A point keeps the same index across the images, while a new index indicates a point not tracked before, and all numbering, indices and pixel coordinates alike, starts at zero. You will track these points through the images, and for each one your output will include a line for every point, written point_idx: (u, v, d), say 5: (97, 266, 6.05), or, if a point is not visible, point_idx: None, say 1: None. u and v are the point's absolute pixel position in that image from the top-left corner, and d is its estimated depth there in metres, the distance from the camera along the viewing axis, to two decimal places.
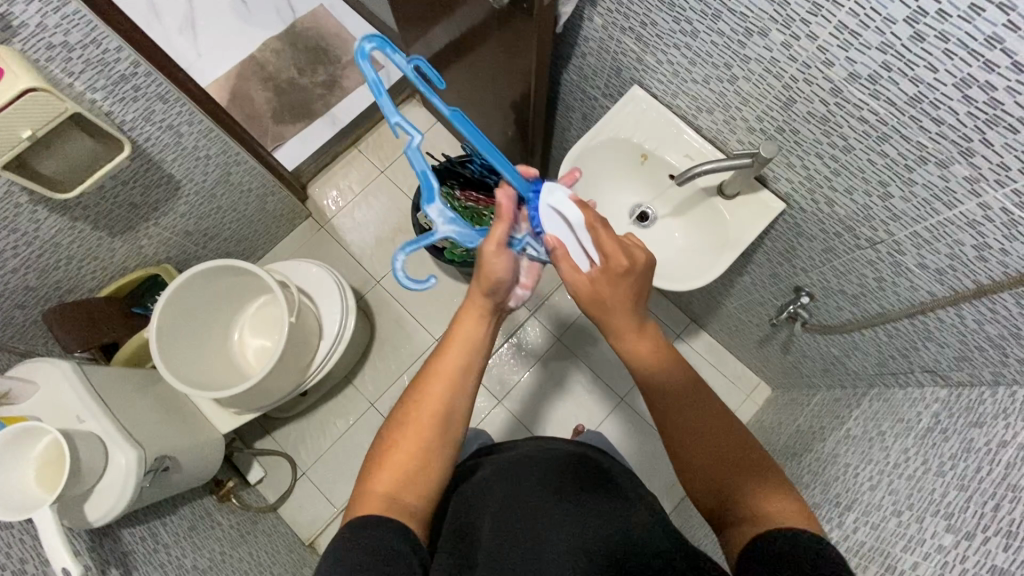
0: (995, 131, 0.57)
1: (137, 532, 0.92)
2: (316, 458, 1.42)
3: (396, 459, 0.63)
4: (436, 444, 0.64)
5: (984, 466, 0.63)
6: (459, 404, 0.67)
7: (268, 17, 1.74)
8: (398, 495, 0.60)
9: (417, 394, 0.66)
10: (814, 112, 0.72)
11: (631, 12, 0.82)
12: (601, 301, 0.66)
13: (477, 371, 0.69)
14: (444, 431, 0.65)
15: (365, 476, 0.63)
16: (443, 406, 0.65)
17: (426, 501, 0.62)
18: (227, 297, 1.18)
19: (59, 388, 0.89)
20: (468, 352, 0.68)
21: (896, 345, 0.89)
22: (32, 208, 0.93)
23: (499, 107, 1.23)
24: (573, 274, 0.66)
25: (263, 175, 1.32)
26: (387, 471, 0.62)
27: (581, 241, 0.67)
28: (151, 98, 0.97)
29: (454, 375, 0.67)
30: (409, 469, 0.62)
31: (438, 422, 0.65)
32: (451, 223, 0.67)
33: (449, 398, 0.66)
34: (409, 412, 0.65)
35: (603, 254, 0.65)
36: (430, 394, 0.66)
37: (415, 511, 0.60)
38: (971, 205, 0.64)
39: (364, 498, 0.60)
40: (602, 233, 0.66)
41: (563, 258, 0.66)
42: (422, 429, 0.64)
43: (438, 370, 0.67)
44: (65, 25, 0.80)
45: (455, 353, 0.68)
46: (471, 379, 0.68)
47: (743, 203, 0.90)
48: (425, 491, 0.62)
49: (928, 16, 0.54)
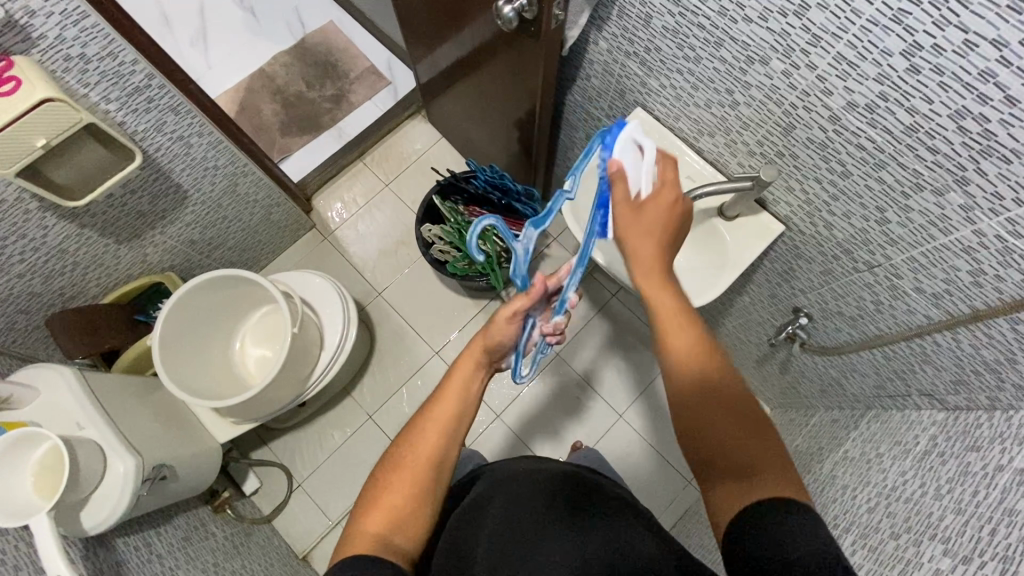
0: (989, 161, 0.58)
1: (131, 541, 0.91)
2: (313, 470, 1.41)
3: (389, 500, 0.64)
4: (428, 489, 0.65)
5: (981, 490, 0.64)
6: (451, 449, 0.67)
7: (278, 31, 1.77)
8: (391, 537, 0.62)
9: (412, 439, 0.66)
10: (813, 138, 0.73)
11: (635, 38, 0.85)
12: (636, 221, 0.64)
13: (469, 420, 0.69)
14: (438, 475, 0.66)
15: (360, 513, 0.64)
16: (437, 453, 0.66)
17: (417, 543, 0.63)
18: (230, 307, 1.18)
19: (59, 395, 0.89)
20: (462, 400, 0.68)
21: (894, 367, 0.90)
22: (40, 215, 0.94)
23: (503, 124, 1.25)
24: (623, 198, 0.64)
25: (269, 186, 1.33)
26: (381, 510, 0.63)
27: (641, 171, 0.65)
28: (163, 110, 0.99)
29: (450, 424, 0.67)
30: (403, 511, 0.63)
31: (431, 468, 0.65)
32: (525, 252, 0.69)
33: (443, 445, 0.66)
34: (404, 457, 0.66)
35: (658, 183, 0.64)
36: (425, 441, 0.66)
37: (405, 552, 0.62)
38: (966, 232, 0.66)
39: (358, 540, 0.61)
40: (670, 168, 0.65)
41: (620, 179, 0.65)
42: (416, 474, 0.64)
43: (433, 418, 0.67)
44: (83, 38, 0.82)
45: (450, 401, 0.68)
46: (464, 427, 0.69)
47: (742, 224, 0.91)
48: (417, 531, 0.64)
49: (923, 49, 0.56)
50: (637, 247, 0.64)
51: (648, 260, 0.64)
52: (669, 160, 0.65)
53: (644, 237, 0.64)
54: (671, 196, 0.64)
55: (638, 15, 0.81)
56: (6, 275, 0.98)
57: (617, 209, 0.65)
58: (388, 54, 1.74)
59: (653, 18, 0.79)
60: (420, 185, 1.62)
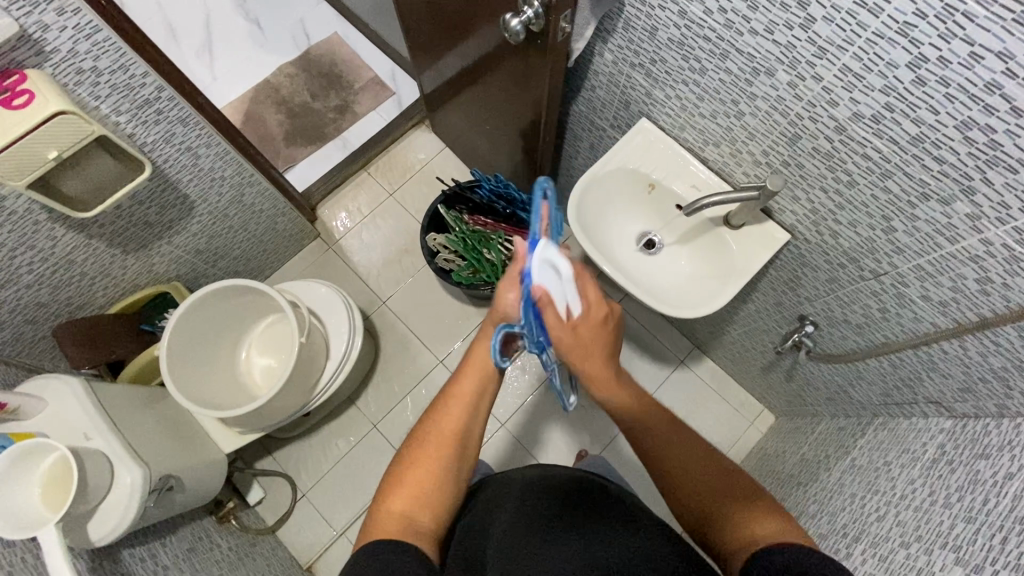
0: (994, 171, 0.59)
1: (137, 553, 0.91)
2: (317, 480, 1.40)
3: (413, 479, 0.64)
4: (451, 465, 0.65)
5: (991, 499, 0.64)
6: (474, 424, 0.68)
7: (283, 43, 1.79)
8: (412, 516, 0.61)
9: (433, 416, 0.68)
10: (819, 148, 0.74)
11: (640, 50, 0.86)
12: (579, 343, 0.64)
13: (490, 398, 0.70)
14: (460, 450, 0.66)
15: (384, 492, 0.64)
16: (459, 429, 0.67)
17: (439, 523, 0.63)
18: (236, 317, 1.18)
19: (67, 405, 0.89)
20: (482, 378, 0.68)
21: (900, 375, 0.90)
22: (49, 226, 0.95)
23: (508, 134, 1.26)
24: (554, 321, 0.62)
25: (275, 196, 1.34)
26: (406, 488, 0.63)
27: (566, 289, 0.61)
28: (172, 122, 1.00)
29: (469, 402, 0.68)
30: (425, 490, 0.63)
31: (455, 444, 0.66)
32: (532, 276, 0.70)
33: (466, 421, 0.67)
34: (427, 434, 0.67)
35: (586, 305, 0.63)
36: (448, 418, 0.67)
37: (430, 532, 0.61)
38: (973, 241, 0.66)
39: (380, 517, 0.61)
40: (586, 282, 0.63)
41: (547, 306, 0.61)
42: (439, 450, 0.65)
43: (455, 393, 0.68)
44: (95, 51, 0.83)
45: (473, 376, 0.68)
46: (487, 403, 0.69)
47: (748, 234, 0.92)
48: (438, 512, 0.63)
49: (929, 61, 0.57)
50: (586, 368, 0.65)
51: (596, 370, 0.65)
52: (583, 275, 0.63)
53: (593, 360, 0.65)
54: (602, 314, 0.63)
55: (643, 28, 0.82)
56: (13, 286, 0.98)
57: (554, 332, 0.63)
58: (392, 65, 1.76)
59: (659, 30, 0.80)
60: (424, 194, 1.63)
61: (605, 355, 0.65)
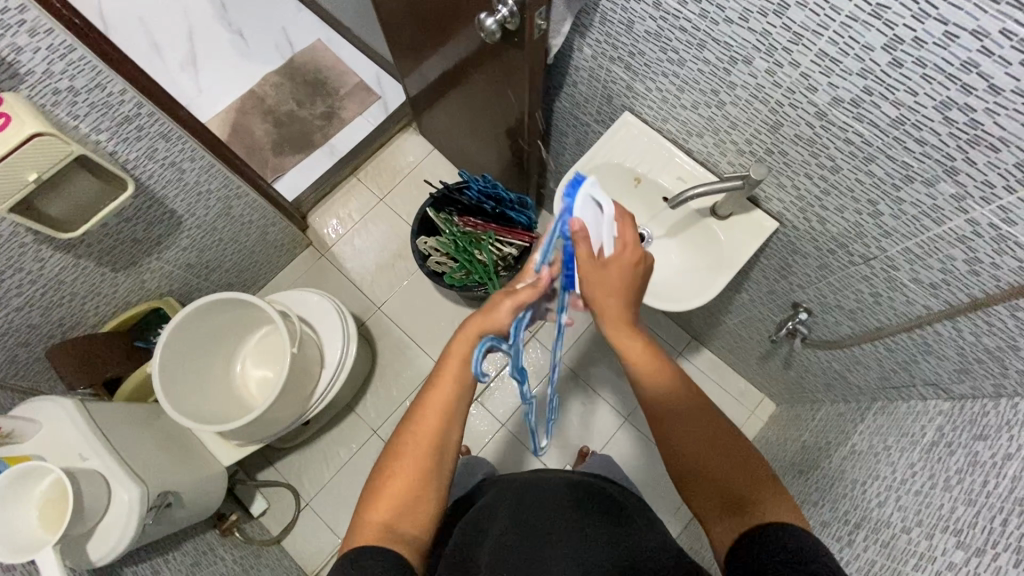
0: (977, 150, 0.58)
1: (139, 570, 0.91)
2: (320, 488, 1.40)
3: (393, 489, 0.63)
4: (431, 471, 0.65)
5: (991, 480, 0.63)
6: (451, 429, 0.67)
7: (267, 52, 1.78)
8: (394, 525, 0.61)
9: (411, 423, 0.67)
10: (801, 135, 0.73)
11: (618, 43, 0.85)
12: (604, 280, 0.66)
13: (467, 402, 0.69)
14: (440, 457, 0.66)
15: (365, 503, 0.64)
16: (436, 436, 0.66)
17: (423, 531, 0.63)
18: (230, 330, 1.18)
19: (62, 427, 0.89)
20: (457, 384, 0.68)
21: (897, 359, 0.89)
22: (36, 248, 0.94)
23: (494, 133, 1.25)
24: (586, 254, 0.65)
25: (263, 207, 1.34)
26: (386, 499, 0.63)
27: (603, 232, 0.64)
28: (153, 137, 0.99)
29: (445, 409, 0.67)
30: (406, 499, 0.63)
31: (433, 451, 0.65)
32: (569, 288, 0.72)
33: (443, 427, 0.66)
34: (405, 441, 0.66)
35: (619, 244, 0.66)
36: (426, 425, 0.66)
37: (414, 539, 0.61)
38: (959, 221, 0.65)
39: (363, 529, 0.61)
40: (627, 226, 0.66)
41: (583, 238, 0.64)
42: (418, 457, 0.64)
43: (431, 400, 0.67)
44: (71, 71, 0.83)
45: (448, 384, 0.67)
46: (463, 409, 0.68)
47: (735, 223, 0.91)
48: (421, 520, 0.63)
49: (904, 43, 0.56)
50: (606, 301, 0.68)
51: (613, 310, 0.68)
52: (625, 220, 0.66)
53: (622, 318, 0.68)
54: (633, 256, 0.66)
55: (620, 21, 0.81)
56: (3, 309, 0.98)
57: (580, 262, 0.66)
58: (376, 69, 1.75)
59: (635, 23, 0.79)
60: (414, 198, 1.63)
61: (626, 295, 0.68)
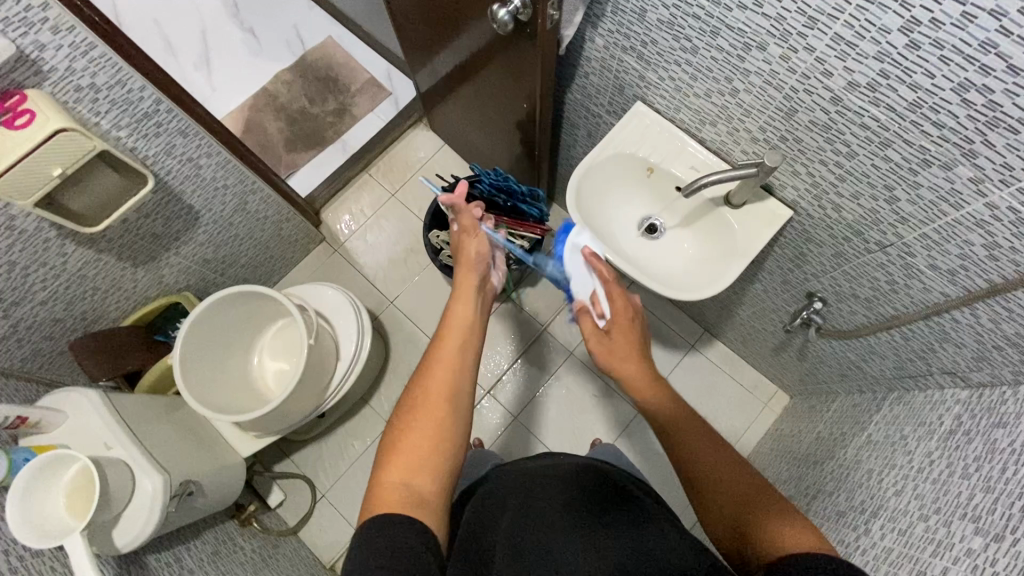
0: (995, 132, 0.58)
1: (162, 557, 0.93)
2: (335, 480, 1.42)
3: (411, 445, 0.65)
4: (447, 423, 0.67)
5: (1010, 467, 0.63)
6: (464, 383, 0.71)
7: (279, 50, 1.80)
8: (413, 482, 0.62)
9: (423, 378, 0.71)
10: (816, 120, 0.73)
11: (631, 33, 0.85)
12: (614, 348, 0.78)
13: (475, 356, 0.75)
14: (454, 410, 0.68)
15: (382, 465, 0.64)
16: (449, 385, 0.70)
17: (440, 492, 0.62)
18: (247, 323, 1.20)
19: (87, 417, 0.91)
20: (465, 333, 0.76)
21: (913, 347, 0.89)
22: (59, 242, 0.97)
23: (505, 126, 1.26)
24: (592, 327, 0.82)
25: (278, 202, 1.36)
26: (404, 456, 0.64)
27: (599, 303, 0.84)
28: (172, 133, 1.01)
29: (455, 363, 0.72)
30: (424, 455, 0.64)
31: (447, 402, 0.68)
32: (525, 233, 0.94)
33: (456, 377, 0.71)
34: (419, 397, 0.69)
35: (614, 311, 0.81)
36: (433, 379, 0.70)
37: (431, 497, 0.61)
38: (978, 206, 0.65)
39: (381, 489, 0.61)
40: (614, 291, 0.82)
41: (585, 313, 0.84)
42: (434, 409, 0.67)
43: (443, 353, 0.73)
44: (93, 68, 0.85)
45: (455, 334, 0.75)
46: (472, 358, 0.74)
47: (749, 212, 0.91)
48: (438, 480, 0.63)
49: (921, 25, 0.55)
50: (625, 372, 0.76)
51: (633, 374, 0.76)
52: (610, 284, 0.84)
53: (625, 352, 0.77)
54: (628, 317, 0.80)
55: (632, 11, 0.81)
56: (29, 303, 1.00)
57: (596, 347, 0.79)
58: (387, 65, 1.76)
59: (648, 12, 0.79)
60: (425, 193, 1.64)
61: (638, 358, 0.77)
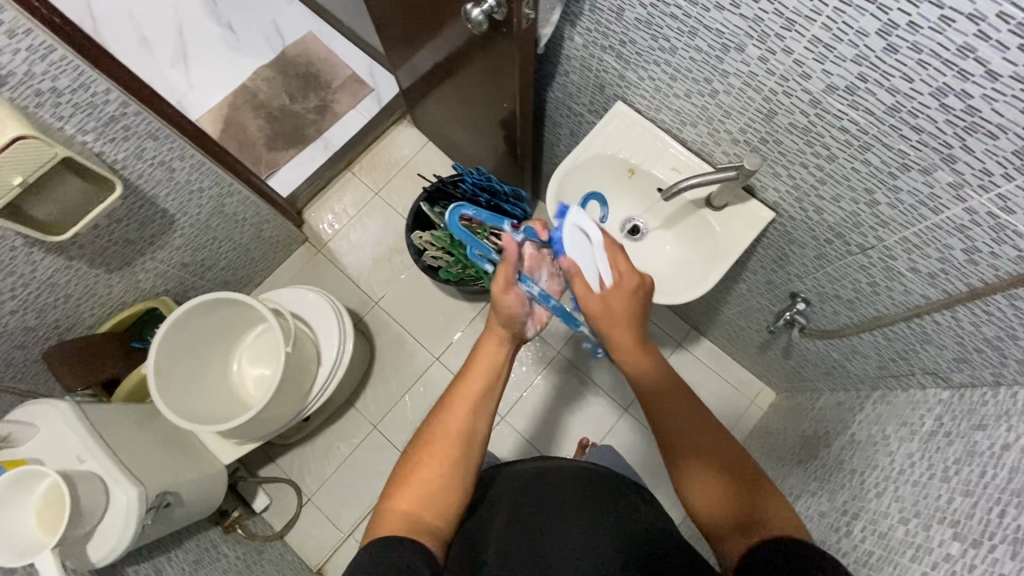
0: (974, 138, 0.57)
1: (141, 569, 0.92)
2: (321, 483, 1.41)
3: (421, 479, 0.63)
4: (461, 463, 0.65)
5: (988, 471, 0.62)
6: (481, 425, 0.67)
7: (258, 46, 1.76)
8: (420, 516, 0.61)
9: (438, 416, 0.68)
10: (796, 123, 0.72)
11: (609, 31, 0.83)
12: (610, 312, 0.69)
13: (495, 399, 0.70)
14: (467, 453, 0.65)
15: (390, 492, 0.64)
16: (465, 427, 0.66)
17: (444, 526, 0.62)
18: (223, 330, 1.18)
19: (59, 429, 0.89)
20: (488, 376, 0.70)
21: (895, 347, 0.89)
22: (27, 250, 0.94)
23: (487, 124, 1.24)
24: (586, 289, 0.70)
25: (257, 204, 1.33)
26: (412, 489, 0.63)
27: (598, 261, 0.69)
28: (141, 136, 0.98)
29: (473, 403, 0.68)
30: (431, 490, 0.63)
31: (461, 444, 0.66)
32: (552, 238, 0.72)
33: (473, 421, 0.67)
34: (433, 433, 0.66)
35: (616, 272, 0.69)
36: (453, 416, 0.67)
37: (437, 533, 0.61)
38: (957, 210, 0.64)
39: (386, 518, 0.61)
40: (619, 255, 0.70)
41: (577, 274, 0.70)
42: (449, 448, 0.65)
43: (461, 394, 0.68)
44: (53, 71, 0.82)
45: (478, 375, 0.69)
46: (493, 402, 0.70)
47: (731, 214, 0.89)
48: (444, 514, 0.62)
49: (899, 28, 0.54)
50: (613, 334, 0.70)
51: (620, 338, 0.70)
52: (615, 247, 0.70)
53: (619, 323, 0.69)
54: (631, 282, 0.69)
55: (609, 9, 0.79)
56: None
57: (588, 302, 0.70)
58: (369, 61, 1.73)
59: (626, 10, 0.77)
60: (409, 192, 1.62)
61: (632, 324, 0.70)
